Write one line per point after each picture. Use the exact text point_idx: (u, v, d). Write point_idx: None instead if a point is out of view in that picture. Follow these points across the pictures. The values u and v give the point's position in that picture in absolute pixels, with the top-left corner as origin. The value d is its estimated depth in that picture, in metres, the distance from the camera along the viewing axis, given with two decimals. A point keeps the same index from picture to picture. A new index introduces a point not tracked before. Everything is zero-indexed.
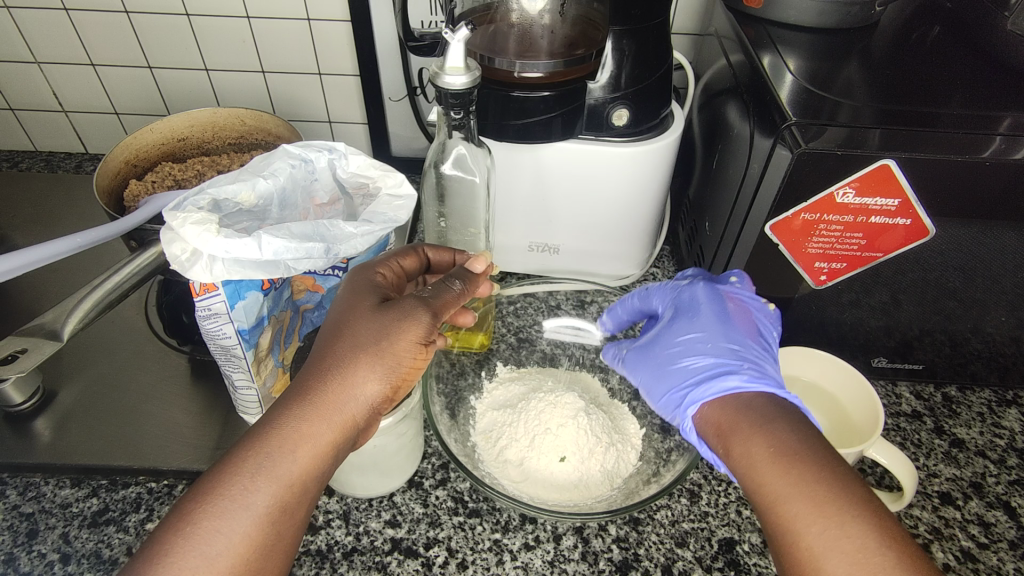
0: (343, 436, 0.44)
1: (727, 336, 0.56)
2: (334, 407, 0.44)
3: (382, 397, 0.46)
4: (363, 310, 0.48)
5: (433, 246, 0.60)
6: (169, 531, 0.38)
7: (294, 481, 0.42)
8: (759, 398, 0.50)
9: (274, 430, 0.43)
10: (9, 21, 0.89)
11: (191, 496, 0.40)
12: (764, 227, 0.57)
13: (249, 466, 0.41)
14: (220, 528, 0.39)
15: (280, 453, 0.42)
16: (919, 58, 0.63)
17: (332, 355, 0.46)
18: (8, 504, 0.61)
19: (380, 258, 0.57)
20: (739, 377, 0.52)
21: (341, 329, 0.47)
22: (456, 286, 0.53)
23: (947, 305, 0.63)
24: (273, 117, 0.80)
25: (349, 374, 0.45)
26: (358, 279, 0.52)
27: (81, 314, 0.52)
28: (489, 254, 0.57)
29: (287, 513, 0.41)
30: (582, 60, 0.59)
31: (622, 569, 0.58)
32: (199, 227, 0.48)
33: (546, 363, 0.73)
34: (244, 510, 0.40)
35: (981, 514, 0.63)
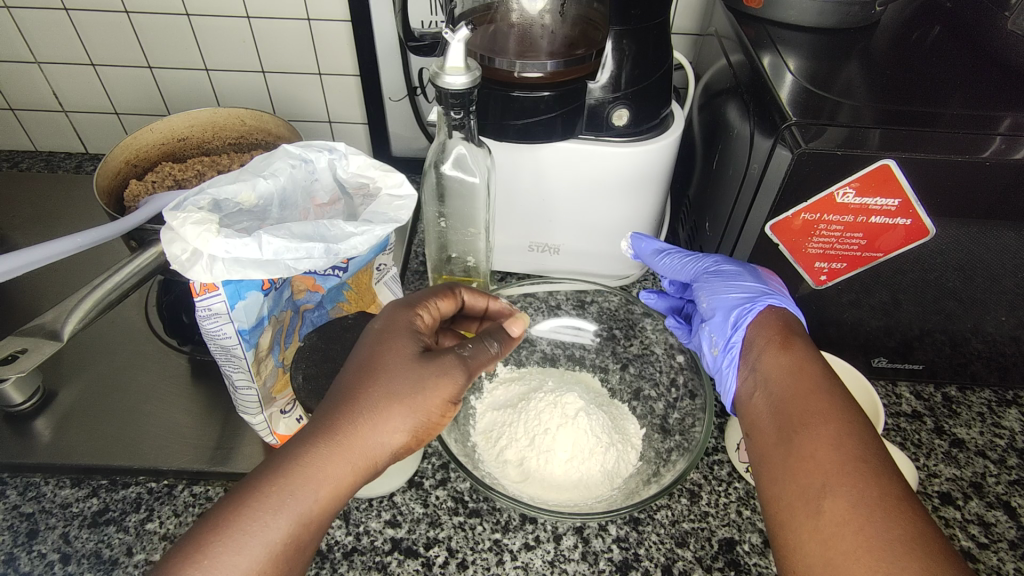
0: (361, 477, 0.44)
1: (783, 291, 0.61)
2: (359, 451, 0.44)
3: (404, 444, 0.46)
4: (401, 358, 0.47)
5: (468, 288, 0.59)
6: (186, 561, 0.38)
7: (311, 518, 0.42)
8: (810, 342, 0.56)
9: (298, 468, 0.42)
10: (9, 21, 0.89)
11: (208, 524, 0.40)
12: (764, 226, 0.57)
13: (269, 503, 0.41)
14: (236, 563, 0.39)
15: (301, 491, 0.42)
16: (919, 57, 0.63)
17: (364, 399, 0.45)
18: (8, 504, 0.60)
19: (417, 295, 0.55)
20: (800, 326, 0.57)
21: (376, 373, 0.46)
22: (494, 347, 0.52)
23: (947, 305, 0.62)
24: (273, 117, 0.80)
25: (379, 421, 0.44)
26: (397, 320, 0.50)
27: (80, 314, 0.52)
28: (526, 318, 0.56)
29: (300, 548, 0.41)
30: (582, 60, 0.59)
31: (622, 569, 0.58)
32: (199, 227, 0.49)
33: (546, 363, 0.74)
34: (261, 545, 0.40)
35: (981, 514, 0.63)
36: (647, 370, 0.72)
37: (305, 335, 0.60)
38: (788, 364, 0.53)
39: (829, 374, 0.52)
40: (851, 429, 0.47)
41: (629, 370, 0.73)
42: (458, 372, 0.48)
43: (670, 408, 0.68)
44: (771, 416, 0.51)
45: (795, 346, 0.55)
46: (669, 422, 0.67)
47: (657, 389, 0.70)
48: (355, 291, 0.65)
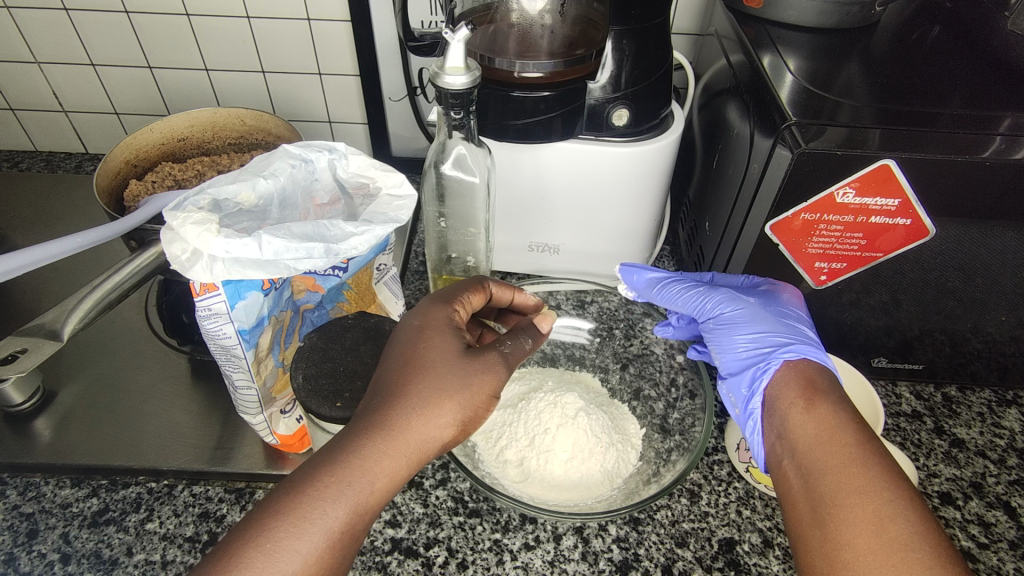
0: (414, 470, 0.45)
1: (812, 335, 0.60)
2: (413, 443, 0.44)
3: (452, 438, 0.46)
4: (448, 352, 0.48)
5: (496, 280, 0.58)
6: (246, 545, 0.38)
7: (365, 509, 0.42)
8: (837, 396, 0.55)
9: (356, 458, 0.42)
10: (9, 21, 0.89)
11: (268, 510, 0.40)
12: (764, 227, 0.57)
13: (329, 491, 0.41)
14: (296, 548, 0.39)
15: (359, 481, 0.42)
16: (919, 58, 0.63)
17: (414, 391, 0.45)
18: (8, 504, 0.60)
19: (449, 290, 0.55)
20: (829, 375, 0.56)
21: (424, 366, 0.47)
22: (528, 343, 0.53)
23: (947, 305, 0.63)
24: (273, 117, 0.80)
25: (432, 413, 0.45)
26: (437, 314, 0.51)
27: (80, 315, 0.52)
28: (553, 316, 0.57)
29: (354, 536, 0.41)
30: (582, 60, 0.59)
31: (622, 569, 0.58)
32: (199, 227, 0.49)
33: (546, 363, 0.73)
34: (319, 533, 0.40)
35: (981, 514, 0.63)
36: (647, 369, 0.72)
37: (305, 335, 0.60)
38: (816, 432, 0.50)
39: (861, 436, 0.48)
40: (895, 508, 0.43)
41: (629, 370, 0.72)
42: (500, 369, 0.49)
43: (670, 407, 0.68)
44: (805, 494, 0.47)
45: (819, 408, 0.51)
46: (669, 422, 0.67)
47: (657, 389, 0.70)
48: (355, 291, 0.65)
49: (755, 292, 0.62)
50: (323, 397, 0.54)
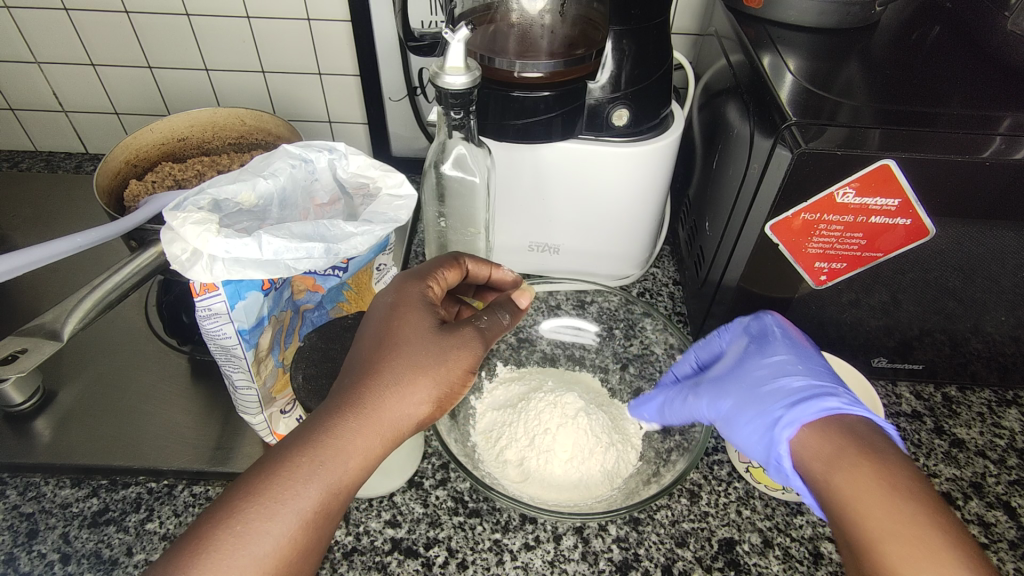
0: (389, 448, 0.45)
1: (807, 358, 0.56)
2: (387, 421, 0.44)
3: (428, 415, 0.47)
4: (421, 329, 0.48)
5: (473, 256, 0.58)
6: (216, 527, 0.38)
7: (340, 488, 0.42)
8: (862, 421, 0.47)
9: (327, 438, 0.42)
10: (9, 21, 0.89)
11: (239, 491, 0.40)
12: (764, 226, 0.57)
13: (301, 472, 0.41)
14: (268, 529, 0.39)
15: (332, 461, 0.42)
16: (919, 58, 0.63)
17: (388, 370, 0.46)
18: (8, 504, 0.60)
19: (425, 265, 0.54)
20: (838, 399, 0.49)
21: (397, 344, 0.47)
22: (506, 318, 0.54)
23: (947, 305, 0.63)
24: (273, 117, 0.80)
25: (405, 391, 0.45)
26: (411, 290, 0.50)
27: (81, 315, 0.52)
28: (532, 290, 0.57)
29: (330, 516, 0.41)
30: (582, 60, 0.59)
31: (622, 569, 0.58)
32: (199, 227, 0.49)
33: (546, 363, 0.73)
34: (294, 513, 0.40)
35: (981, 514, 0.63)
36: (647, 369, 0.72)
37: (305, 335, 0.60)
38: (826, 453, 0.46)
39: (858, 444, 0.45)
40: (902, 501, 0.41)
41: (629, 370, 0.72)
42: (477, 344, 0.49)
43: None
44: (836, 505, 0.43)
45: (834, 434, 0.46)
46: None
47: (657, 388, 0.70)
48: (355, 291, 0.65)
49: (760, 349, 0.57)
50: (324, 397, 0.54)
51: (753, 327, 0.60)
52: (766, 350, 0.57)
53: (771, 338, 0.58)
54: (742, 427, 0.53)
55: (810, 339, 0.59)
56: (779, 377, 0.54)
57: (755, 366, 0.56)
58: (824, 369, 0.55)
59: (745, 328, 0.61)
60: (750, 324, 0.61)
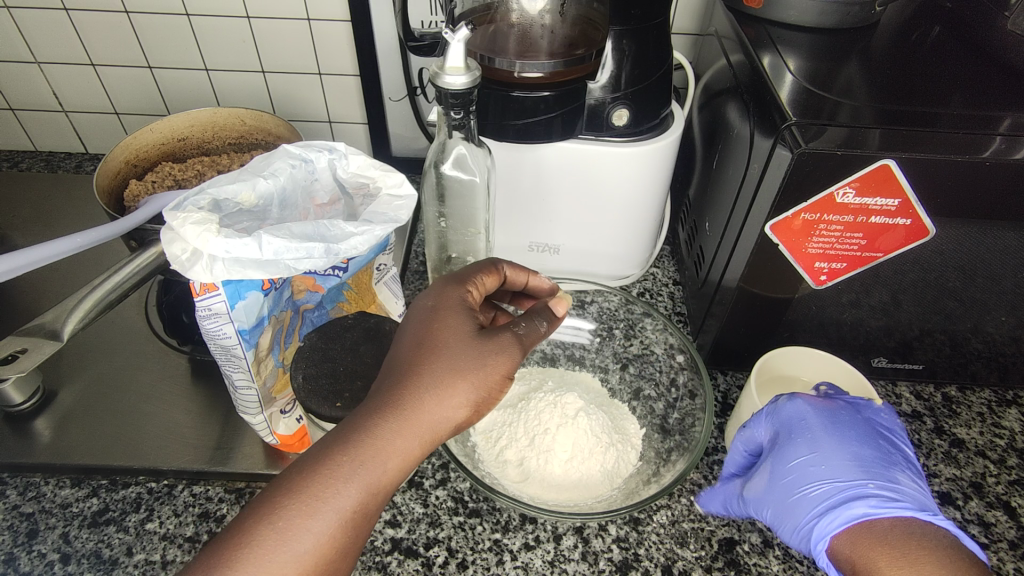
0: (427, 450, 0.45)
1: (840, 446, 0.54)
2: (426, 423, 0.44)
3: (465, 419, 0.46)
4: (461, 334, 0.48)
5: (511, 263, 0.58)
6: (258, 521, 0.38)
7: (378, 489, 0.42)
8: (893, 523, 0.47)
9: (368, 439, 0.42)
10: (9, 21, 0.89)
11: (282, 487, 0.40)
12: (764, 226, 0.57)
13: (343, 471, 0.41)
14: (309, 527, 0.39)
15: (373, 460, 0.42)
16: (919, 58, 0.63)
17: (428, 372, 0.45)
18: (8, 504, 0.60)
19: (465, 270, 0.54)
20: (864, 503, 0.49)
21: (437, 347, 0.47)
22: (543, 327, 0.53)
23: (947, 305, 0.63)
24: (273, 117, 0.80)
25: (445, 393, 0.45)
26: (450, 295, 0.50)
27: (81, 314, 0.52)
28: (570, 299, 0.56)
29: (367, 516, 0.41)
30: (582, 60, 0.59)
31: (622, 569, 0.58)
32: (199, 227, 0.49)
33: (546, 363, 0.73)
34: (333, 512, 0.40)
35: (981, 514, 0.63)
36: (647, 369, 0.72)
37: (305, 335, 0.60)
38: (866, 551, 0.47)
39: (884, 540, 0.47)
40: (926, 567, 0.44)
41: (629, 370, 0.72)
42: (515, 349, 0.49)
43: (670, 408, 0.68)
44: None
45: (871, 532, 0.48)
46: (669, 422, 0.67)
47: (657, 389, 0.70)
48: (355, 291, 0.65)
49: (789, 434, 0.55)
50: (323, 397, 0.54)
51: (782, 417, 0.57)
52: (796, 441, 0.54)
53: (806, 432, 0.55)
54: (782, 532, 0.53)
55: (843, 412, 0.57)
56: (810, 482, 0.52)
57: (786, 469, 0.54)
58: (857, 454, 0.53)
59: (777, 417, 0.57)
60: (779, 412, 0.57)
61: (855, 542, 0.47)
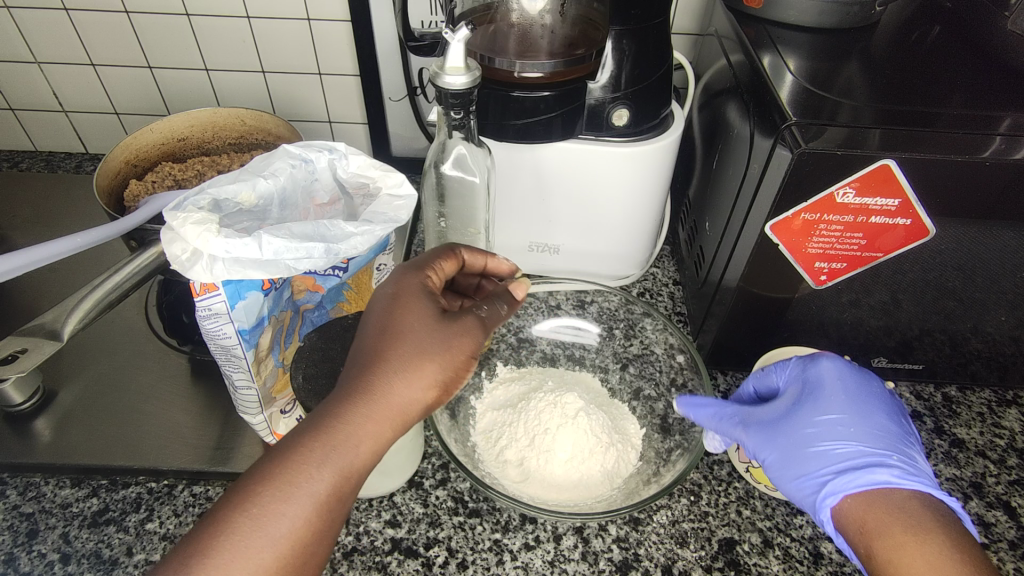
0: (397, 433, 0.45)
1: (866, 415, 0.56)
2: (393, 407, 0.44)
3: (433, 400, 0.46)
4: (424, 316, 0.47)
5: (469, 247, 0.57)
6: (232, 512, 0.38)
7: (351, 473, 0.42)
8: (913, 494, 0.50)
9: (337, 424, 0.42)
10: (9, 21, 0.89)
11: (254, 477, 0.40)
12: (764, 227, 0.57)
13: (314, 457, 0.41)
14: (284, 513, 0.39)
15: (343, 445, 0.42)
16: (919, 58, 0.63)
17: (394, 355, 0.45)
18: (8, 504, 0.61)
19: (423, 255, 0.54)
20: (888, 471, 0.51)
21: (400, 330, 0.46)
22: (504, 309, 0.53)
23: (947, 305, 0.63)
24: (273, 117, 0.80)
25: (411, 376, 0.45)
26: (409, 279, 0.50)
27: (80, 315, 0.52)
28: (529, 281, 0.56)
29: (342, 501, 0.41)
30: (582, 60, 0.59)
31: (622, 569, 0.58)
32: (199, 227, 0.49)
33: (546, 363, 0.74)
34: (306, 498, 0.40)
35: (981, 514, 0.63)
36: (647, 369, 0.72)
37: (305, 335, 0.60)
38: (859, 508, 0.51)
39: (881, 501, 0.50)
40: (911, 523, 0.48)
41: (629, 370, 0.72)
42: (477, 331, 0.49)
43: (670, 408, 0.68)
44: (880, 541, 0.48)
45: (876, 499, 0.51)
46: (669, 422, 0.67)
47: (657, 388, 0.70)
48: (355, 291, 0.65)
49: (821, 392, 0.57)
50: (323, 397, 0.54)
51: (814, 375, 0.58)
52: (824, 400, 0.56)
53: (835, 393, 0.57)
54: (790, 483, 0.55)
55: (871, 386, 0.58)
56: (834, 440, 0.55)
57: (811, 424, 0.56)
58: (880, 427, 0.55)
59: (808, 374, 0.58)
60: (808, 370, 0.59)
61: (867, 507, 0.50)
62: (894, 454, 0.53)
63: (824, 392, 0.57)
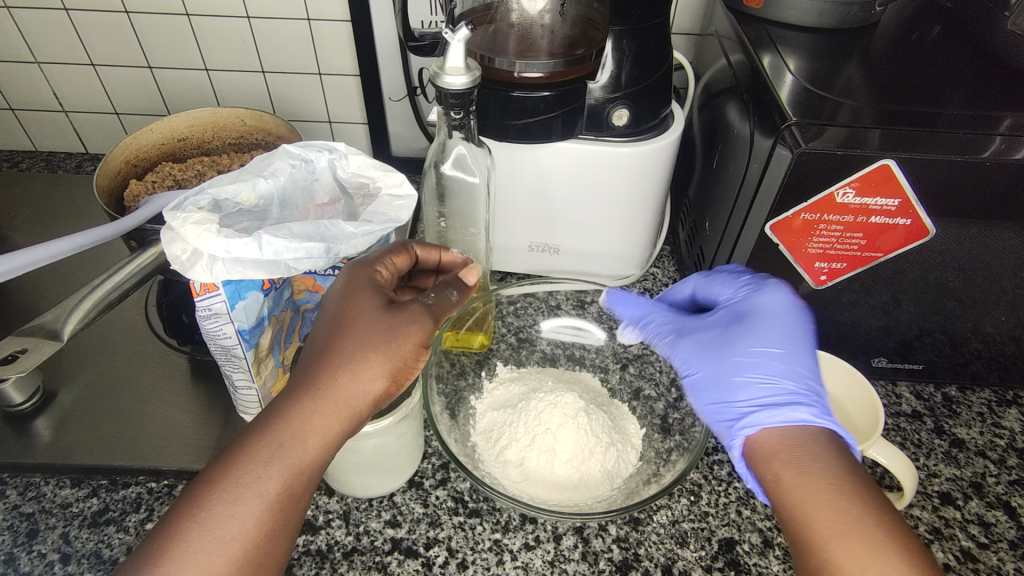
0: (349, 427, 0.45)
1: (804, 357, 0.56)
2: (342, 400, 0.44)
3: (385, 391, 0.46)
4: (369, 309, 0.47)
5: (419, 242, 0.58)
6: (183, 517, 0.39)
7: (302, 469, 0.42)
8: (823, 433, 0.51)
9: (285, 422, 0.42)
10: (9, 21, 0.89)
11: (204, 481, 0.40)
12: (764, 226, 0.57)
13: (262, 456, 0.41)
14: (234, 513, 0.39)
15: (291, 442, 0.42)
16: (918, 58, 0.63)
17: (340, 350, 0.45)
18: (8, 504, 0.61)
19: (373, 253, 0.54)
20: (809, 410, 0.52)
21: (346, 325, 0.47)
22: (453, 296, 0.54)
23: (947, 305, 0.63)
24: (273, 117, 0.80)
25: (358, 368, 0.45)
26: (354, 276, 0.50)
27: (80, 315, 0.52)
28: (479, 267, 0.57)
29: (297, 497, 0.42)
30: (582, 60, 0.59)
31: (622, 569, 0.58)
32: (199, 227, 0.48)
33: (546, 363, 0.74)
34: (256, 497, 0.40)
35: (981, 514, 0.63)
36: (647, 369, 0.71)
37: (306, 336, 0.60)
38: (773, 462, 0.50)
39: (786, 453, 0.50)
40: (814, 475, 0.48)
41: (629, 370, 0.72)
42: (425, 318, 0.49)
43: (670, 407, 0.67)
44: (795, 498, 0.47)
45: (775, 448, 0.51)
46: (669, 422, 0.66)
47: (657, 389, 0.70)
48: None
49: (758, 321, 0.58)
50: None
51: (761, 304, 0.59)
52: (762, 331, 0.57)
53: (774, 327, 0.57)
54: (708, 409, 0.57)
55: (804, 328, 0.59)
56: (761, 371, 0.56)
57: (745, 350, 0.57)
58: (808, 370, 0.56)
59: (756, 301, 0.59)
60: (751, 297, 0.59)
61: (780, 442, 0.51)
62: (814, 398, 0.53)
63: (760, 322, 0.58)
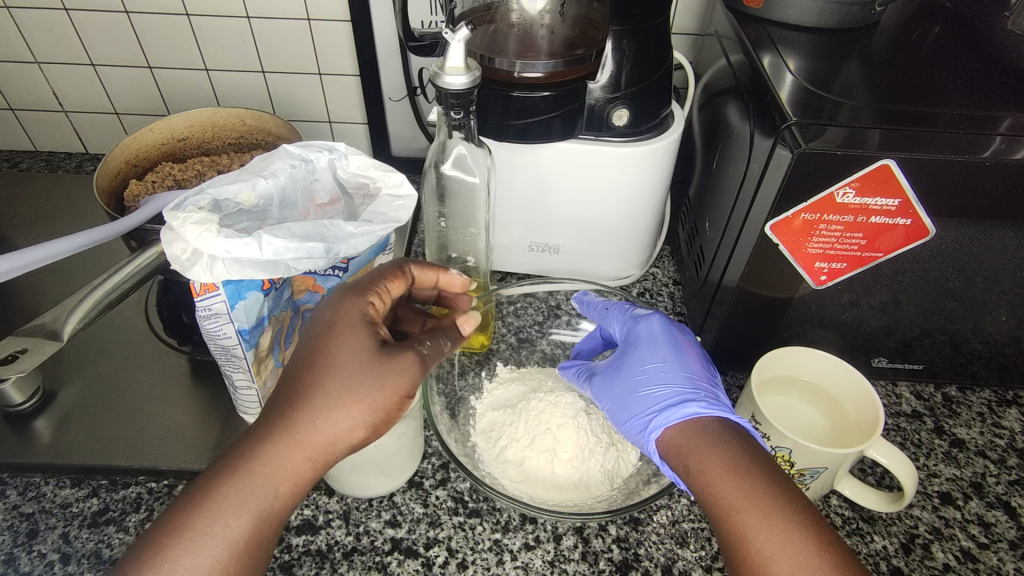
0: (320, 470, 0.45)
1: (670, 365, 0.58)
2: (317, 447, 0.44)
3: (361, 437, 0.46)
4: (357, 352, 0.46)
5: (417, 264, 0.57)
6: (146, 561, 0.39)
7: (269, 513, 0.42)
8: (715, 421, 0.51)
9: (257, 467, 0.42)
10: (9, 21, 0.89)
11: (169, 525, 0.40)
12: (764, 227, 0.57)
13: (231, 502, 0.41)
14: (198, 560, 0.39)
15: (261, 487, 0.42)
16: (918, 58, 0.63)
17: (320, 395, 0.45)
18: (8, 504, 0.61)
19: (366, 277, 0.53)
20: (696, 403, 0.53)
21: (330, 368, 0.46)
22: (448, 345, 0.52)
23: (947, 305, 0.63)
24: (273, 117, 0.80)
25: (337, 417, 0.45)
26: (348, 307, 0.49)
27: (81, 314, 0.52)
28: (478, 317, 0.56)
29: (262, 542, 0.42)
30: (582, 60, 0.60)
31: (622, 569, 0.58)
32: (198, 227, 0.48)
33: (546, 363, 0.74)
34: (221, 544, 0.40)
35: (981, 514, 0.63)
36: None
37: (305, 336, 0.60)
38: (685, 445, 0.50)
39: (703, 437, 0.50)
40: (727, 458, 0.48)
41: None
42: (414, 369, 0.48)
43: None
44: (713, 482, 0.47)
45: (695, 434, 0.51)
46: None
47: None
48: None
49: (663, 341, 0.61)
50: None
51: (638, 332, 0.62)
52: (647, 348, 0.60)
53: (656, 344, 0.60)
54: (622, 419, 0.58)
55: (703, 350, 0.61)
56: (656, 381, 0.57)
57: (638, 367, 0.59)
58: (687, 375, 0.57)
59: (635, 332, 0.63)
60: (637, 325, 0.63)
61: (684, 439, 0.51)
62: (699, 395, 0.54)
63: (651, 340, 0.61)
